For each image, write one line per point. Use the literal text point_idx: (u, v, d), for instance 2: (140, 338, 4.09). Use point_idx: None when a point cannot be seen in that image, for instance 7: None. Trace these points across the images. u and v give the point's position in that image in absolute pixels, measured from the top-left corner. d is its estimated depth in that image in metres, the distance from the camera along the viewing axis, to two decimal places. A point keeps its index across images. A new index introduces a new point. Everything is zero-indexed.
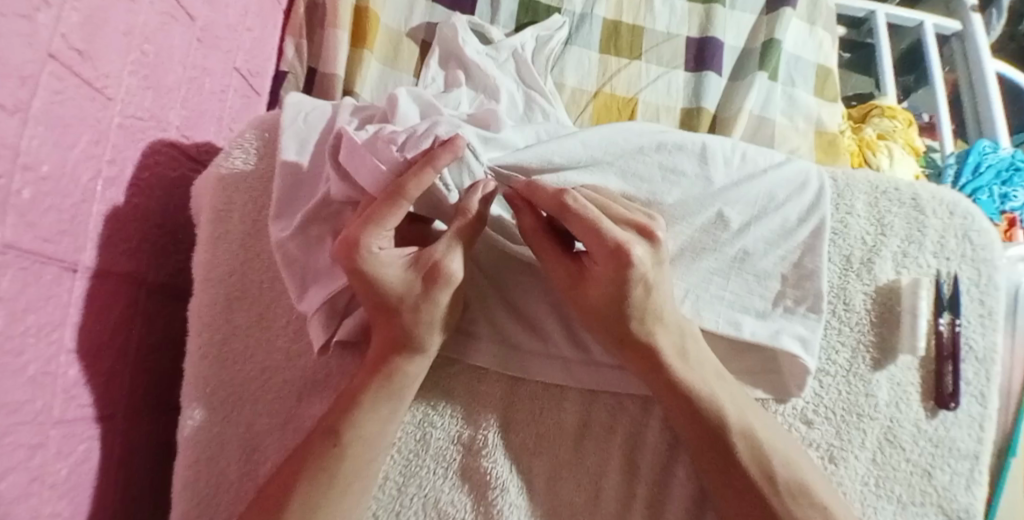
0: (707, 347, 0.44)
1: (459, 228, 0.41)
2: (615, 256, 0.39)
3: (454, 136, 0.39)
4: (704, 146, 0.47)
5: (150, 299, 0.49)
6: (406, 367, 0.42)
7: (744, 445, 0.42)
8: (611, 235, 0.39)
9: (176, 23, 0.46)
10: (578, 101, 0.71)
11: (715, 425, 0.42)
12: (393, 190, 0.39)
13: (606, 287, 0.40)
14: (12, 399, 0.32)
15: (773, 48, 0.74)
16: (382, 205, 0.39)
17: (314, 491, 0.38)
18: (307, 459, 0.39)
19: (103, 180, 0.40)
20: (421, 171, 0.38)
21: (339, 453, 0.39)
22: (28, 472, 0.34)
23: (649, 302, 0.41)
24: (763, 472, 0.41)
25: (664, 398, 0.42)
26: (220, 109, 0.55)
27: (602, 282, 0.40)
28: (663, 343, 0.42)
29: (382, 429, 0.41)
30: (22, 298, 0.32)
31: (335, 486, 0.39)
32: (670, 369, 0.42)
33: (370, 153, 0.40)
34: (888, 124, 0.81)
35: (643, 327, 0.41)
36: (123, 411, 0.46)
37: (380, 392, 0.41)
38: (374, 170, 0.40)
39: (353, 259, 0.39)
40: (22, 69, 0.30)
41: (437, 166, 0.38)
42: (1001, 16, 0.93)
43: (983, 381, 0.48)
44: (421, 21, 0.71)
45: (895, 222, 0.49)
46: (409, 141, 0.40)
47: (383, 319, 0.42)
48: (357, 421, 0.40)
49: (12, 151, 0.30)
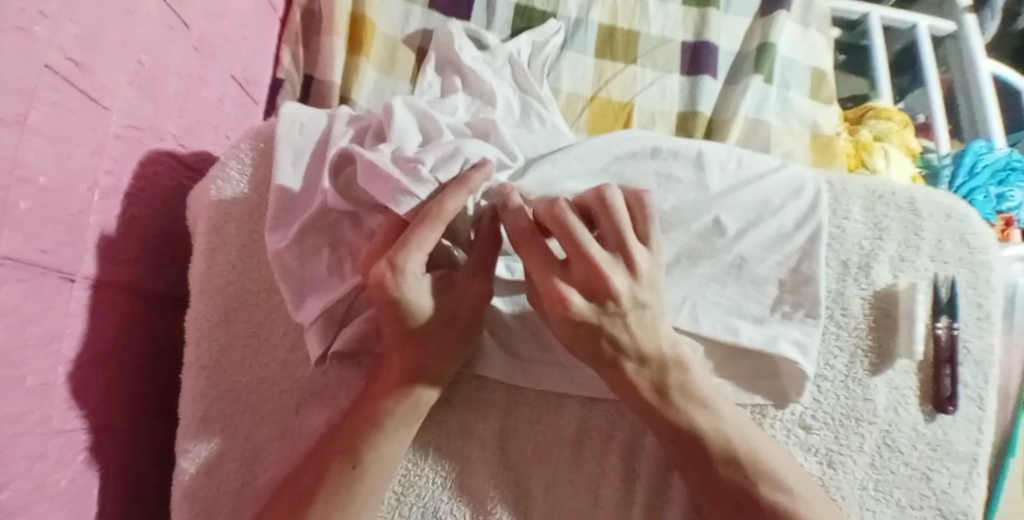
0: (694, 370, 0.43)
1: (481, 251, 0.43)
2: (555, 300, 0.40)
3: (484, 161, 0.41)
4: (700, 152, 0.47)
5: (148, 308, 0.49)
6: (425, 392, 0.43)
7: (726, 462, 0.41)
8: (552, 283, 0.40)
9: (173, 33, 0.46)
10: (573, 106, 0.72)
11: (705, 444, 0.41)
12: (429, 211, 0.38)
13: (565, 319, 0.40)
14: (12, 412, 0.32)
15: (767, 52, 0.74)
16: (419, 225, 0.39)
17: (330, 511, 0.38)
18: (325, 480, 0.39)
19: (101, 191, 0.40)
20: (457, 193, 0.39)
21: (356, 475, 0.39)
22: (28, 484, 0.34)
23: (610, 338, 0.41)
24: (747, 496, 0.40)
25: (651, 418, 0.42)
26: (216, 118, 0.55)
27: (560, 315, 0.40)
28: (631, 373, 0.42)
29: (395, 449, 0.41)
30: (21, 309, 0.32)
31: (350, 508, 0.39)
32: (639, 393, 0.42)
33: (395, 175, 0.39)
34: (884, 125, 0.81)
35: (605, 359, 0.41)
36: (121, 420, 0.46)
37: (404, 416, 0.42)
38: (398, 187, 0.39)
39: (389, 285, 0.39)
40: (19, 81, 0.29)
41: (472, 188, 0.39)
42: (995, 16, 0.93)
43: (982, 383, 0.48)
44: (417, 27, 0.70)
45: (891, 226, 0.50)
46: (438, 163, 0.41)
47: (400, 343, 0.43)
48: (375, 444, 0.41)
49: (11, 164, 0.30)
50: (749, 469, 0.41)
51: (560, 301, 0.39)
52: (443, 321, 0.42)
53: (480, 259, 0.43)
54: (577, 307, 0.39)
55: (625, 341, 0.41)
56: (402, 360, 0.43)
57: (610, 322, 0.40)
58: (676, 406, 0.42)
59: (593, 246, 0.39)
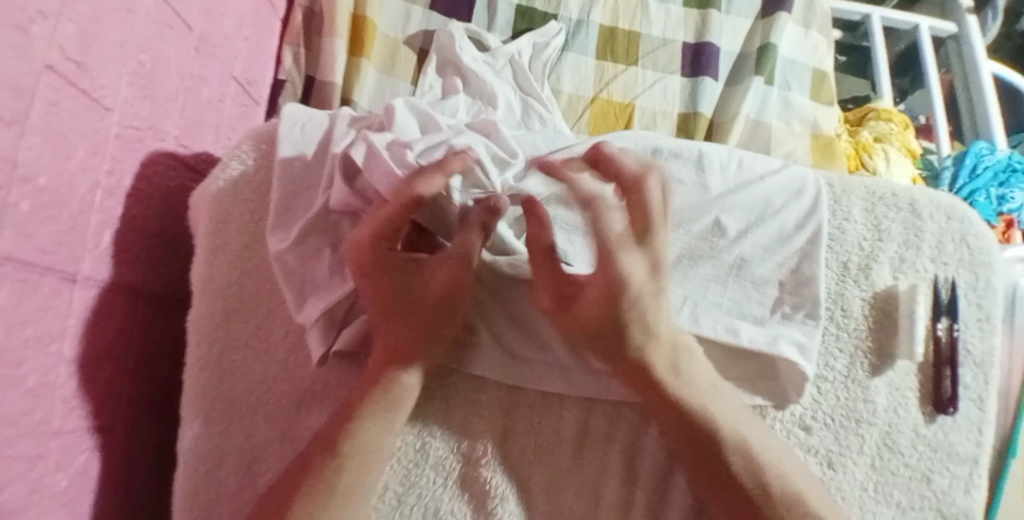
0: (702, 358, 0.44)
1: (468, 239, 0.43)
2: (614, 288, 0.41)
3: (466, 149, 0.42)
4: (700, 154, 0.47)
5: (149, 308, 0.49)
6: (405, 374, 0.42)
7: (741, 459, 0.41)
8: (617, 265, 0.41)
9: (174, 34, 0.46)
10: (574, 107, 0.72)
11: (718, 439, 0.41)
12: (403, 190, 0.40)
13: (597, 308, 0.42)
14: (11, 411, 0.32)
15: (768, 53, 0.74)
16: (393, 203, 0.41)
17: (312, 505, 0.38)
18: (308, 472, 0.39)
19: (101, 191, 0.40)
20: (431, 175, 0.40)
21: (339, 464, 0.39)
22: (28, 483, 0.34)
23: (626, 321, 0.42)
24: (757, 484, 0.41)
25: (662, 410, 0.43)
26: (217, 118, 0.56)
27: (595, 303, 0.42)
28: (658, 361, 0.42)
29: (380, 442, 0.41)
30: (20, 309, 0.32)
31: (333, 501, 0.38)
32: (658, 382, 0.42)
33: (384, 157, 0.42)
34: (884, 127, 0.81)
35: (621, 349, 0.43)
36: (122, 420, 0.46)
37: (382, 406, 0.41)
38: (387, 172, 0.42)
39: (365, 260, 0.42)
40: (18, 80, 0.30)
41: (447, 172, 0.41)
42: (996, 17, 0.93)
43: (982, 384, 0.48)
44: (418, 28, 0.71)
45: (892, 227, 0.50)
46: (426, 150, 0.43)
47: (386, 322, 0.43)
48: (357, 433, 0.40)
49: (10, 163, 0.30)
50: (753, 468, 0.41)
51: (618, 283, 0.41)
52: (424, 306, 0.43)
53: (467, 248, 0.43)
54: (618, 291, 0.41)
55: (640, 330, 0.42)
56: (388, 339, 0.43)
57: (629, 302, 0.41)
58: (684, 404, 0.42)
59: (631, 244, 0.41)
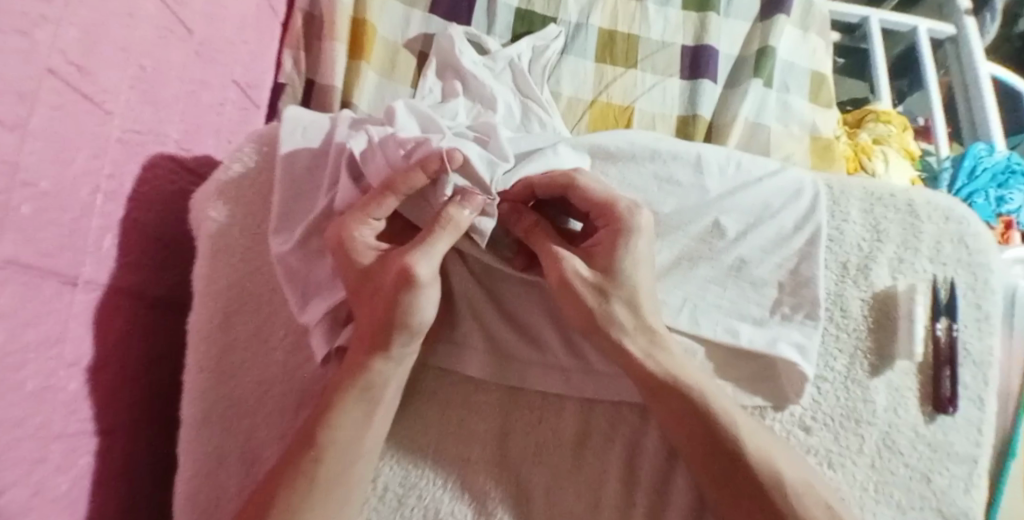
0: (681, 359, 0.43)
1: (431, 233, 0.40)
2: (614, 248, 0.42)
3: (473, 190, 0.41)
4: (699, 156, 0.47)
5: (151, 312, 0.49)
6: (374, 365, 0.41)
7: (753, 446, 0.41)
8: (617, 227, 0.42)
9: (176, 38, 0.46)
10: (574, 109, 0.72)
11: (724, 435, 0.42)
12: (384, 186, 0.41)
13: (616, 252, 0.42)
14: (12, 415, 0.32)
15: (766, 56, 0.75)
16: (374, 192, 0.41)
17: (293, 495, 0.38)
18: (285, 476, 0.39)
19: (102, 195, 0.40)
20: (411, 173, 0.40)
21: (316, 456, 0.39)
22: (28, 488, 0.34)
23: (626, 270, 0.42)
24: (772, 478, 0.40)
25: (672, 401, 0.42)
26: (218, 122, 0.56)
27: (611, 250, 0.42)
28: (633, 350, 0.43)
29: (358, 435, 0.41)
30: (21, 313, 0.32)
31: (314, 493, 0.39)
32: (652, 361, 0.42)
33: (381, 152, 0.43)
34: (883, 129, 0.81)
35: (629, 332, 0.43)
36: (123, 425, 0.46)
37: (352, 396, 0.40)
38: (385, 169, 0.43)
39: (342, 240, 0.42)
40: (20, 85, 0.30)
41: (427, 170, 0.40)
42: (995, 19, 0.93)
43: (982, 384, 0.48)
44: (417, 31, 0.71)
45: (890, 228, 0.50)
46: (417, 148, 0.41)
47: (365, 297, 0.42)
48: (333, 423, 0.40)
49: (12, 167, 0.30)
50: (756, 470, 0.41)
51: (619, 241, 0.42)
52: (382, 291, 0.40)
53: (428, 244, 0.40)
54: (620, 228, 0.41)
55: (649, 304, 0.43)
56: (371, 317, 0.41)
57: (635, 249, 0.42)
58: (687, 401, 0.42)
59: (596, 181, 0.43)
